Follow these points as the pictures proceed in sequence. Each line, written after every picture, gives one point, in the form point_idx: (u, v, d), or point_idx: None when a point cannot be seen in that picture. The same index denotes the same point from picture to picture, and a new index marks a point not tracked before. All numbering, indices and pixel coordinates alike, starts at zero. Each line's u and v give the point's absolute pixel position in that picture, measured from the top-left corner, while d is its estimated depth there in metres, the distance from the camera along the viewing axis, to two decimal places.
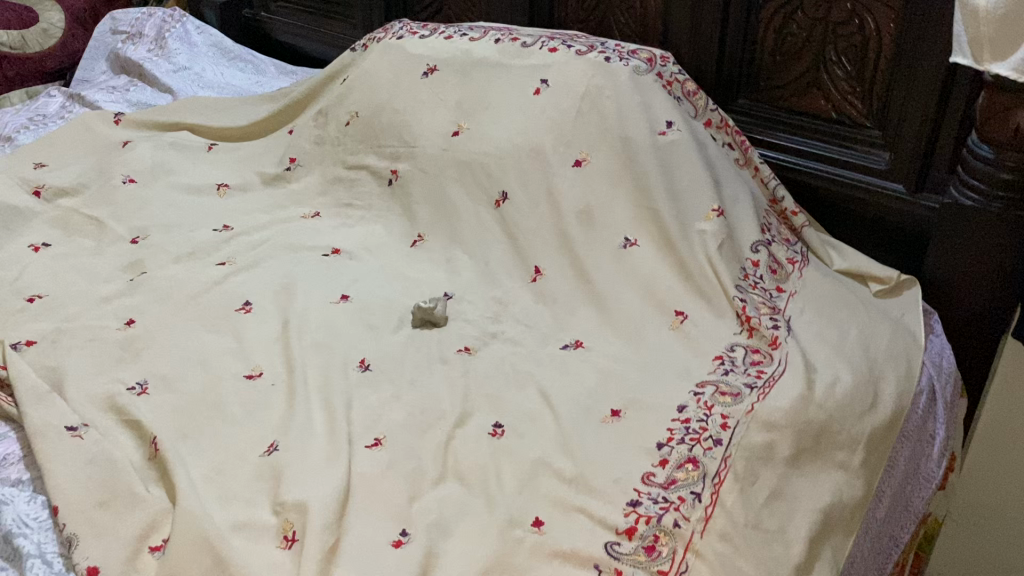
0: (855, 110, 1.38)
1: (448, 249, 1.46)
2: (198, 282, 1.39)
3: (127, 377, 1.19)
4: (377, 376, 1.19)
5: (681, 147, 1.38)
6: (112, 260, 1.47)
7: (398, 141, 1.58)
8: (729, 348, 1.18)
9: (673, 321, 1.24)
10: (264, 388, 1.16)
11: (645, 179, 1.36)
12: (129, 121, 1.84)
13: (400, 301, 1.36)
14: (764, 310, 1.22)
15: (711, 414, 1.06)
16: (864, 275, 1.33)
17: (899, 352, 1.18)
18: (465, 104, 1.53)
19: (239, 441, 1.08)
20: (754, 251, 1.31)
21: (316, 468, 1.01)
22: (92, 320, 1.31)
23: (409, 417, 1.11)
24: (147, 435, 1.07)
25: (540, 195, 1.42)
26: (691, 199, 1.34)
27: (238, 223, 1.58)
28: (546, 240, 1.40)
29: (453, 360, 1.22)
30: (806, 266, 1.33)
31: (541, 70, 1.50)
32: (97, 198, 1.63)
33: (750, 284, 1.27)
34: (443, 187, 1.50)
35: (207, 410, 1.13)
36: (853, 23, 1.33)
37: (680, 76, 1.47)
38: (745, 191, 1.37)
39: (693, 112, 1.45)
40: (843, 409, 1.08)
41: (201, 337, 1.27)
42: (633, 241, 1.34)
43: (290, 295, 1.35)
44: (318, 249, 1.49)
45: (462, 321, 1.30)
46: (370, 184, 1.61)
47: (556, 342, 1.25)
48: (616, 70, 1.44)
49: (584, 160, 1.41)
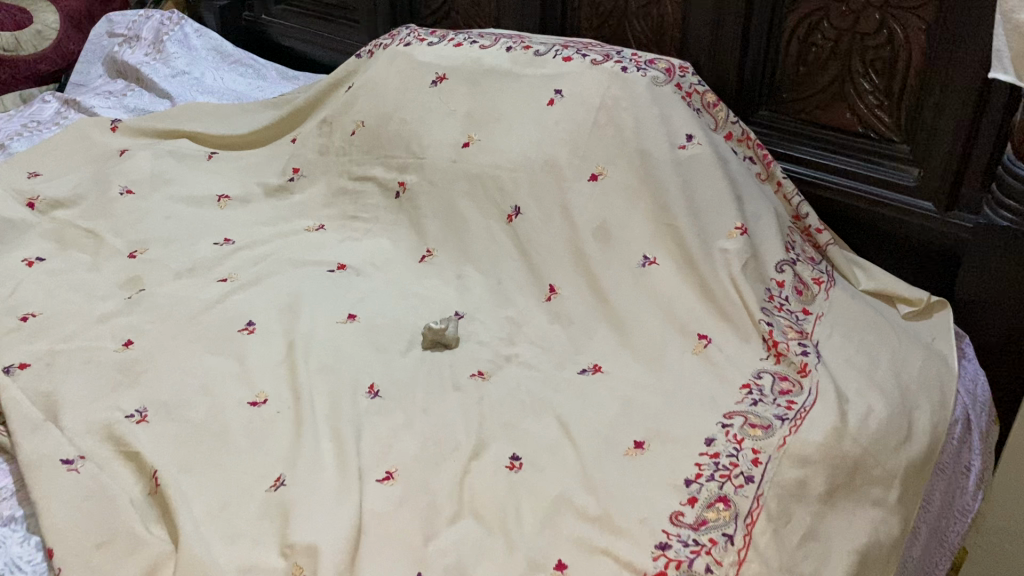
0: (882, 124, 1.33)
1: (458, 265, 1.40)
2: (199, 301, 1.34)
3: (126, 404, 1.13)
4: (387, 403, 1.13)
5: (702, 161, 1.32)
6: (109, 277, 1.41)
7: (406, 152, 1.53)
8: (756, 375, 1.13)
9: (696, 346, 1.19)
10: (269, 416, 1.11)
11: (664, 195, 1.30)
12: (127, 129, 1.78)
13: (410, 321, 1.30)
14: (792, 335, 1.17)
15: (741, 449, 1.01)
16: (892, 296, 1.28)
17: (933, 379, 1.13)
18: (476, 114, 1.48)
19: (244, 475, 1.02)
20: (779, 271, 1.26)
21: (325, 506, 0.96)
22: (88, 341, 1.25)
23: (422, 449, 1.06)
24: (147, 468, 1.02)
25: (554, 210, 1.37)
26: (713, 215, 1.29)
27: (240, 236, 1.53)
28: (560, 258, 1.34)
29: (466, 385, 1.16)
30: (833, 286, 1.28)
31: (555, 80, 1.44)
32: (94, 209, 1.57)
33: (775, 306, 1.22)
34: (453, 201, 1.45)
35: (210, 441, 1.07)
36: (881, 34, 1.28)
37: (700, 88, 1.42)
38: (768, 208, 1.32)
39: (713, 124, 1.40)
40: (877, 442, 1.03)
41: (203, 359, 1.21)
42: (652, 260, 1.28)
43: (295, 315, 1.30)
44: (323, 265, 1.44)
45: (475, 343, 1.25)
46: (377, 197, 1.55)
47: (573, 365, 1.19)
48: (633, 80, 1.39)
49: (600, 174, 1.35)
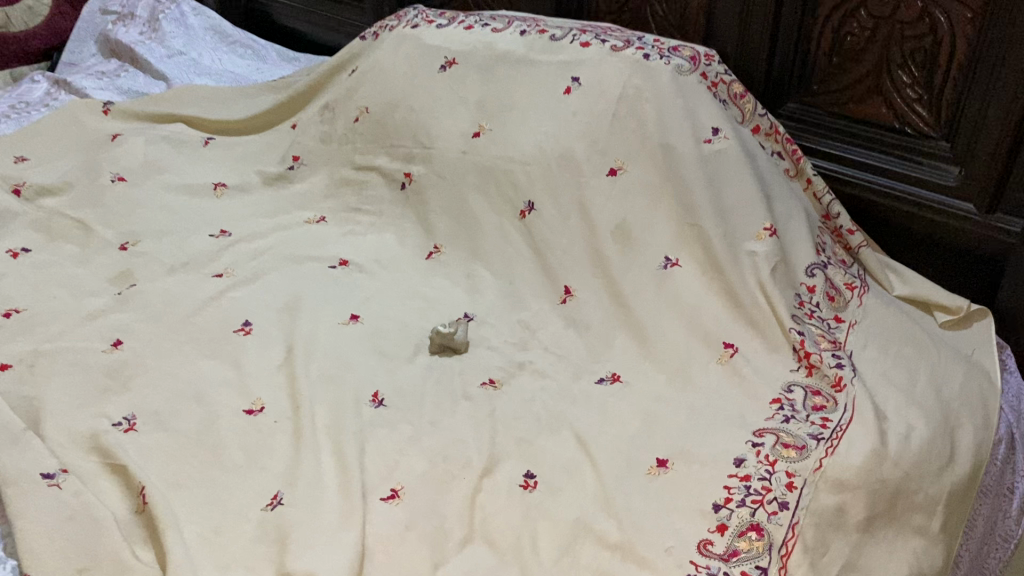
0: (920, 120, 1.26)
1: (467, 264, 1.33)
2: (193, 298, 1.27)
3: (113, 411, 1.06)
4: (393, 414, 1.07)
5: (729, 157, 1.25)
6: (98, 270, 1.33)
7: (413, 141, 1.45)
8: (786, 388, 1.06)
9: (722, 355, 1.12)
10: (267, 427, 1.04)
11: (688, 194, 1.23)
12: (119, 112, 1.70)
13: (416, 323, 1.23)
14: (824, 345, 1.10)
15: (774, 471, 0.94)
16: (929, 303, 1.21)
17: (975, 395, 1.06)
18: (488, 103, 1.40)
19: (239, 493, 0.95)
20: (810, 275, 1.19)
21: (325, 530, 0.89)
22: (75, 342, 1.18)
23: (430, 467, 0.99)
24: (135, 484, 0.95)
25: (570, 207, 1.29)
26: (740, 216, 1.22)
27: (238, 229, 1.45)
28: (576, 258, 1.27)
29: (476, 396, 1.10)
30: (866, 292, 1.20)
31: (572, 67, 1.36)
32: (83, 197, 1.49)
33: (806, 313, 1.15)
34: (462, 195, 1.37)
35: (203, 454, 1.00)
36: (922, 22, 1.20)
37: (727, 77, 1.34)
38: (798, 208, 1.25)
39: (740, 116, 1.32)
40: (920, 464, 0.95)
41: (197, 364, 1.14)
42: (674, 262, 1.21)
43: (295, 317, 1.23)
44: (325, 261, 1.36)
45: (486, 349, 1.18)
46: (381, 188, 1.48)
47: (590, 375, 1.13)
48: (656, 69, 1.31)
49: (620, 169, 1.28)
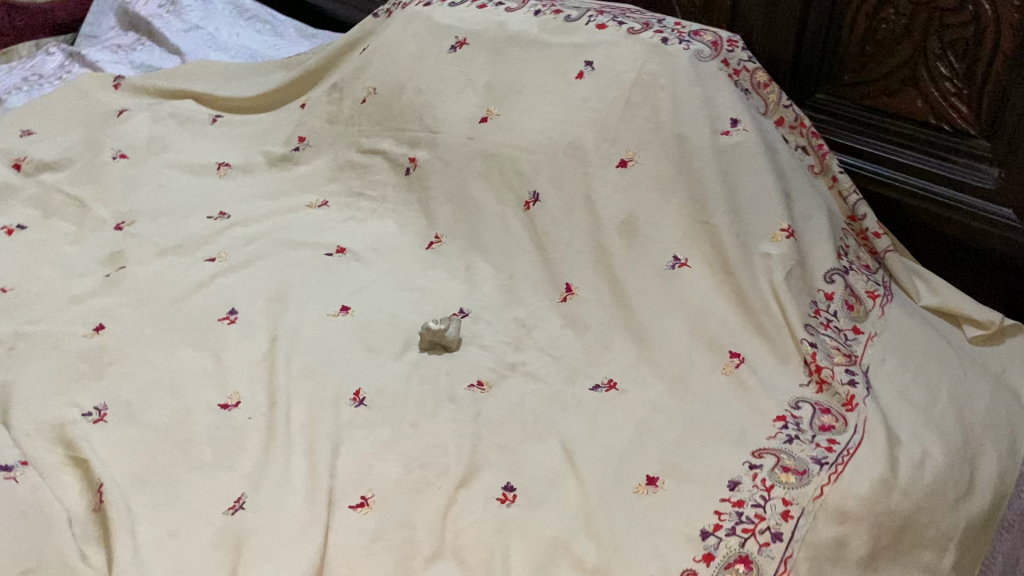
0: (959, 117, 1.16)
1: (467, 256, 1.27)
2: (182, 284, 1.23)
3: (85, 400, 1.02)
4: (372, 414, 1.01)
5: (747, 151, 1.16)
6: (90, 251, 1.30)
7: (419, 125, 1.39)
8: (793, 404, 0.98)
9: (727, 365, 1.04)
10: (239, 424, 1.00)
11: (701, 189, 1.15)
12: (130, 87, 1.66)
13: (408, 318, 1.18)
14: (839, 359, 1.02)
15: (770, 498, 0.86)
16: (958, 315, 1.12)
17: (1001, 419, 0.97)
18: (496, 86, 1.34)
19: (202, 493, 0.91)
20: (828, 281, 1.10)
21: (284, 542, 0.84)
22: (58, 325, 1.15)
23: (404, 472, 0.94)
24: (94, 480, 0.91)
25: (576, 200, 1.22)
26: (756, 215, 1.13)
27: (236, 211, 1.41)
28: (579, 254, 1.20)
29: (462, 398, 1.04)
30: (890, 301, 1.11)
31: (585, 50, 1.29)
32: (82, 174, 1.46)
33: (821, 322, 1.06)
34: (466, 184, 1.32)
35: (170, 450, 0.96)
36: (965, 10, 1.10)
37: (750, 65, 1.25)
38: (820, 208, 1.16)
39: (763, 107, 1.23)
40: (933, 495, 0.87)
41: (176, 353, 1.10)
42: (683, 261, 1.14)
43: (283, 307, 1.18)
44: (322, 248, 1.32)
45: (478, 348, 1.12)
46: (385, 172, 1.42)
47: (584, 380, 1.06)
48: (674, 54, 1.23)
49: (631, 161, 1.20)
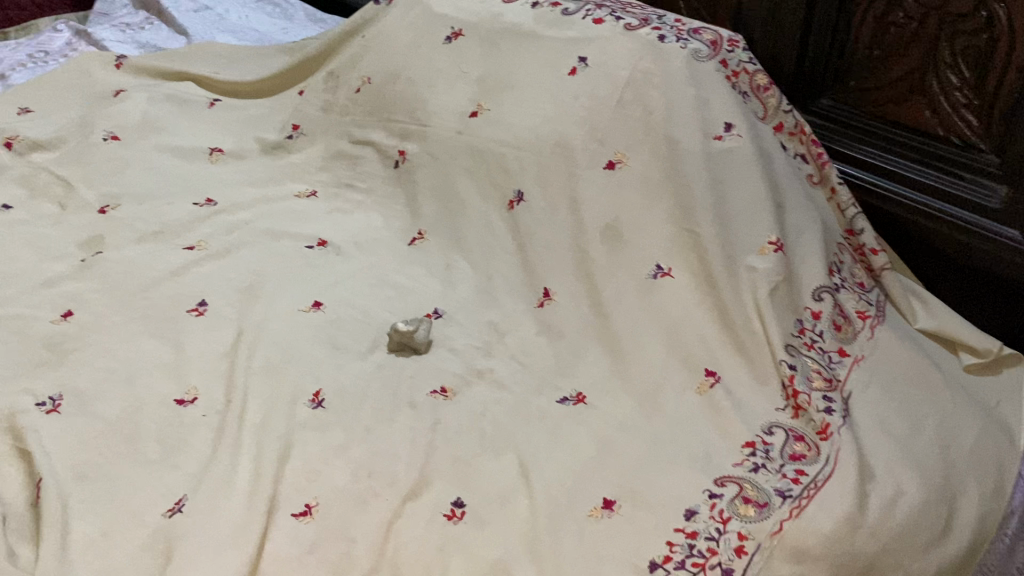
0: (968, 128, 1.12)
1: (448, 253, 1.23)
2: (156, 270, 1.21)
3: (41, 389, 1.01)
4: (329, 417, 0.98)
5: (739, 158, 1.11)
6: (71, 234, 1.29)
7: (409, 117, 1.36)
8: (766, 429, 0.92)
9: (701, 384, 0.98)
10: (191, 421, 0.97)
11: (688, 196, 1.09)
12: (131, 67, 1.64)
13: (379, 316, 1.14)
14: (818, 385, 0.96)
15: (725, 532, 0.81)
16: (955, 341, 1.06)
17: (989, 456, 0.91)
18: (488, 80, 1.29)
19: (142, 492, 0.89)
20: (816, 299, 1.05)
21: (216, 549, 0.82)
22: (26, 309, 1.13)
23: (351, 481, 0.90)
24: (35, 474, 0.89)
25: (560, 201, 1.18)
26: (745, 225, 1.08)
27: (223, 198, 1.39)
28: (560, 257, 1.15)
29: (423, 404, 1.00)
30: (880, 323, 1.05)
31: (579, 45, 1.24)
32: (72, 155, 1.45)
33: (804, 342, 1.01)
34: (452, 179, 1.28)
35: (117, 444, 0.94)
36: (978, 16, 1.05)
37: (750, 66, 1.20)
38: (814, 220, 1.10)
39: (761, 111, 1.17)
40: (904, 536, 0.82)
41: (139, 343, 1.08)
42: (666, 271, 1.08)
43: (253, 299, 1.15)
44: (302, 239, 1.28)
45: (447, 351, 1.08)
46: (375, 164, 1.39)
47: (552, 392, 1.01)
48: (670, 52, 1.18)
49: (619, 163, 1.15)
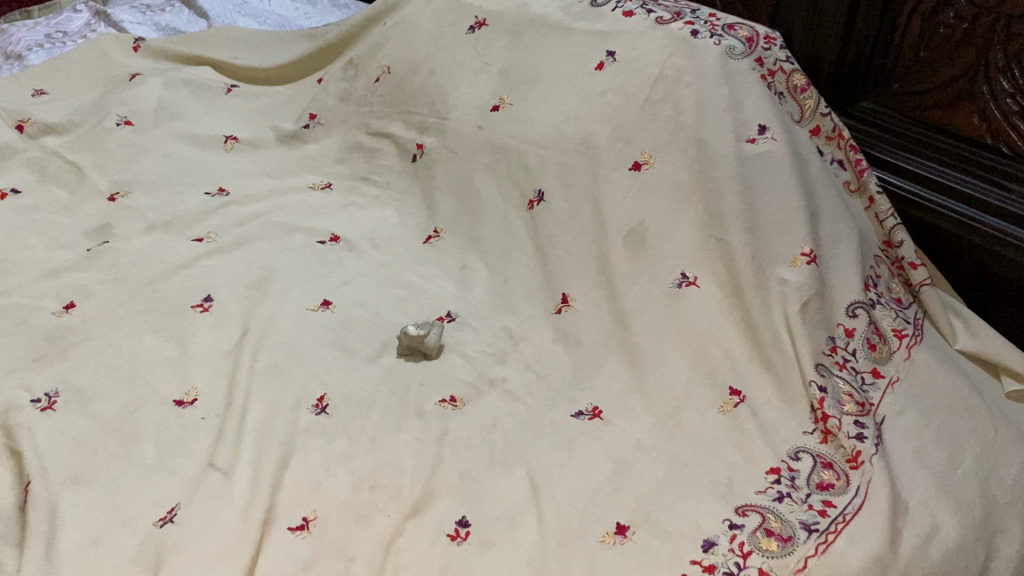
0: (1019, 135, 1.13)
1: (465, 253, 1.18)
2: (164, 262, 1.17)
3: (38, 384, 0.98)
4: (333, 424, 0.94)
5: (773, 163, 1.05)
6: (79, 222, 1.26)
7: (429, 109, 1.31)
8: (792, 455, 0.87)
9: (725, 403, 0.93)
10: (190, 423, 0.93)
11: (718, 201, 1.04)
12: (148, 50, 1.61)
13: (390, 318, 1.10)
14: (849, 409, 0.90)
15: (745, 567, 0.76)
16: (997, 364, 1.00)
17: None
18: (512, 73, 1.24)
19: (134, 498, 0.85)
20: (850, 315, 0.99)
21: (208, 563, 0.78)
22: (28, 299, 1.10)
23: (352, 494, 0.86)
24: (24, 475, 0.86)
25: (583, 202, 1.13)
26: (776, 234, 1.02)
27: (236, 188, 1.35)
28: (581, 262, 1.10)
29: (431, 413, 0.96)
30: (918, 343, 0.99)
31: (608, 39, 1.18)
32: (84, 140, 1.42)
33: (836, 362, 0.95)
34: (471, 176, 1.23)
35: (112, 446, 0.90)
36: None
37: (787, 65, 1.13)
38: (851, 230, 1.04)
39: (797, 114, 1.11)
40: None
41: (141, 338, 1.04)
42: (691, 280, 1.03)
43: (261, 296, 1.11)
44: (315, 233, 1.24)
45: (459, 357, 1.04)
46: (392, 158, 1.35)
47: (567, 405, 0.96)
48: (702, 49, 1.11)
49: (645, 164, 1.10)
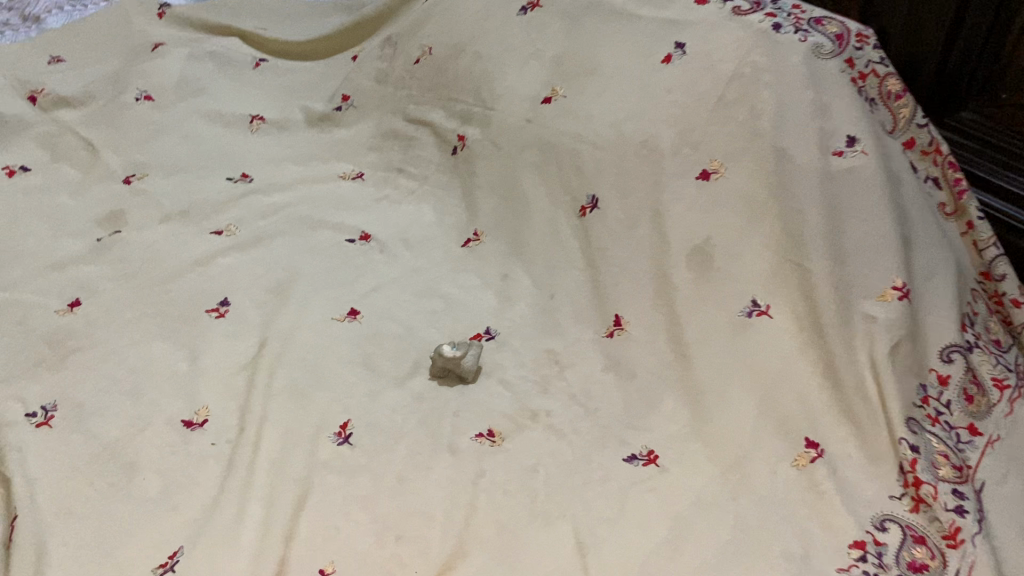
0: None
1: (506, 262, 1.07)
2: (178, 258, 1.07)
3: (34, 396, 0.89)
4: (356, 458, 0.84)
5: (863, 180, 0.93)
6: (90, 207, 1.16)
7: (474, 98, 1.20)
8: (878, 524, 0.76)
9: (800, 457, 0.81)
10: (197, 450, 0.84)
11: (798, 221, 0.92)
12: (172, 17, 1.49)
13: (422, 333, 0.99)
14: (945, 474, 0.79)
15: None
16: None
17: None
18: (567, 61, 1.12)
19: (131, 539, 0.76)
20: (945, 360, 0.87)
21: None
22: (30, 295, 1.01)
23: (374, 546, 0.76)
24: (11, 508, 0.77)
25: (642, 213, 1.01)
26: (864, 262, 0.90)
27: (260, 174, 1.24)
28: (637, 280, 0.99)
29: (465, 450, 0.85)
30: (1021, 395, 0.88)
31: (677, 29, 1.06)
32: (100, 116, 1.32)
33: (929, 416, 0.84)
34: (517, 174, 1.12)
35: (110, 474, 0.81)
36: None
37: (881, 68, 1.01)
38: (947, 260, 0.93)
39: (890, 123, 1.00)
40: None
41: (149, 346, 0.95)
42: (763, 309, 0.90)
43: (282, 301, 1.01)
44: (344, 231, 1.14)
45: (497, 383, 0.93)
46: (430, 149, 1.24)
47: (619, 446, 0.85)
48: (786, 45, 0.99)
49: (714, 173, 0.98)
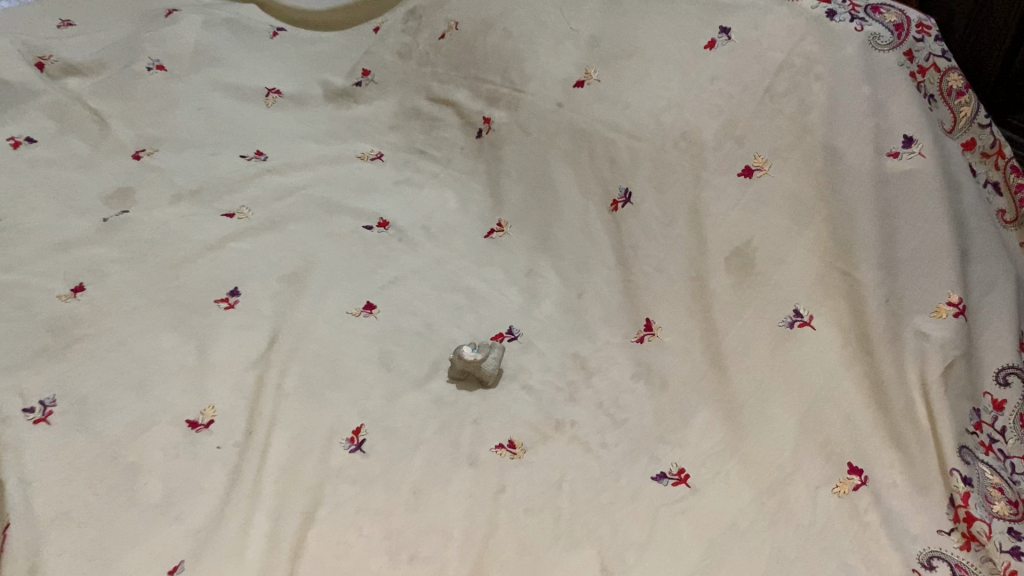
0: None
1: (533, 256, 1.02)
2: (189, 242, 1.02)
3: (33, 388, 0.84)
4: (369, 466, 0.79)
5: (919, 185, 0.86)
6: (98, 184, 1.11)
7: (501, 77, 1.14)
8: (926, 561, 0.68)
9: (842, 483, 0.75)
10: (205, 453, 0.79)
11: (847, 226, 0.86)
12: None
13: (442, 331, 0.94)
14: (1000, 511, 0.72)
15: None
16: None
17: None
18: (604, 43, 1.06)
19: (129, 549, 0.71)
20: (1001, 383, 0.81)
21: None
22: (32, 277, 0.96)
23: (387, 564, 0.70)
24: (4, 515, 0.72)
25: (680, 211, 0.96)
26: (917, 274, 0.84)
27: (276, 152, 1.19)
28: (671, 282, 0.94)
29: (486, 461, 0.80)
30: None
31: (723, 13, 1.00)
32: (111, 84, 1.26)
33: (983, 446, 0.78)
34: (547, 163, 1.07)
35: (110, 477, 0.77)
36: None
37: (943, 61, 0.94)
38: (1006, 273, 0.87)
39: (949, 122, 0.93)
40: None
41: (156, 338, 0.90)
42: (804, 320, 0.85)
43: (298, 292, 0.97)
44: (362, 216, 1.08)
45: (519, 388, 0.87)
46: (455, 132, 1.19)
47: (649, 462, 0.80)
48: (841, 34, 0.93)
49: (757, 170, 0.93)
